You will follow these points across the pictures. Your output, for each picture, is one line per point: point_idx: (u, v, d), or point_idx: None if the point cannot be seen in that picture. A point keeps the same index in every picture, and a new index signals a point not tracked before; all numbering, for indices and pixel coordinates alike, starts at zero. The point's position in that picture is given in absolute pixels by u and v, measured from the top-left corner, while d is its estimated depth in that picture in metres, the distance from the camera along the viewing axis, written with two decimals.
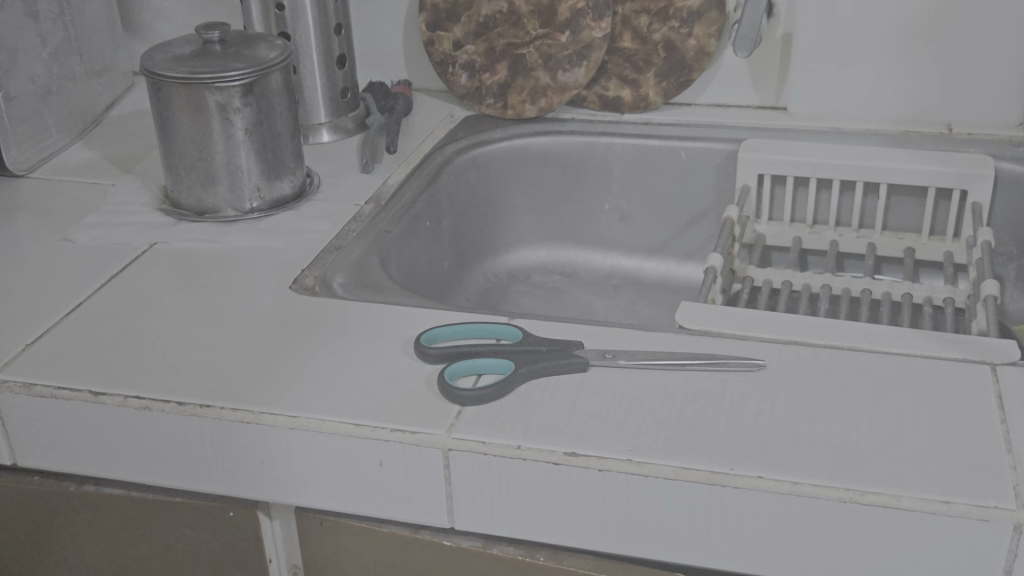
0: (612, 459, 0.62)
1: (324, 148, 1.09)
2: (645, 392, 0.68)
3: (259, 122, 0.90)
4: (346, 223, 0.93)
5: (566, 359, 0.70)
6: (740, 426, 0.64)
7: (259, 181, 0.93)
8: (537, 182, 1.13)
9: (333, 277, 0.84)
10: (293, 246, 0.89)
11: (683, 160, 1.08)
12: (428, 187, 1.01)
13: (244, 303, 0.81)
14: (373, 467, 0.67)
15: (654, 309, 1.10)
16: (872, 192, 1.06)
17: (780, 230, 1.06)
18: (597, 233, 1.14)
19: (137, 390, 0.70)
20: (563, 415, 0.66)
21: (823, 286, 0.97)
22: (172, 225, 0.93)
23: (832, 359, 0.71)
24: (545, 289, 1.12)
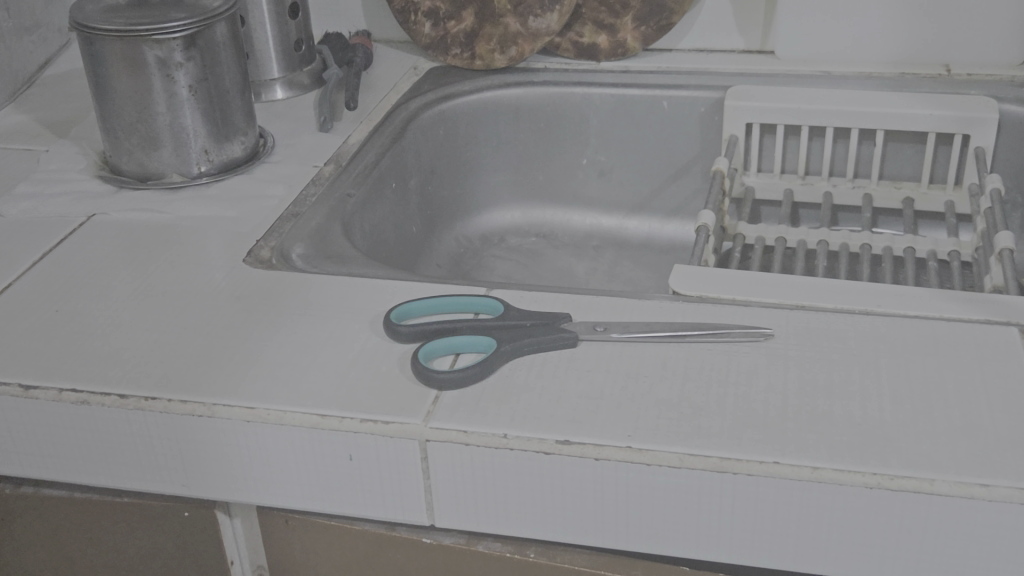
0: (611, 446, 0.56)
1: (279, 106, 1.00)
2: (642, 368, 0.61)
3: (204, 77, 0.82)
4: (304, 187, 0.85)
5: (553, 333, 0.63)
6: (750, 405, 0.58)
7: (207, 143, 0.85)
8: (510, 138, 1.05)
9: (290, 247, 0.77)
10: (247, 214, 0.81)
11: (666, 110, 1.01)
12: (393, 146, 0.94)
13: (193, 279, 0.73)
14: (342, 461, 0.60)
15: (638, 270, 1.03)
16: (868, 139, 0.99)
17: (770, 182, 0.99)
18: (575, 191, 1.07)
19: (73, 381, 0.63)
20: (553, 397, 0.59)
21: (821, 242, 0.91)
22: (112, 194, 0.85)
23: (845, 324, 0.64)
24: (521, 252, 1.05)
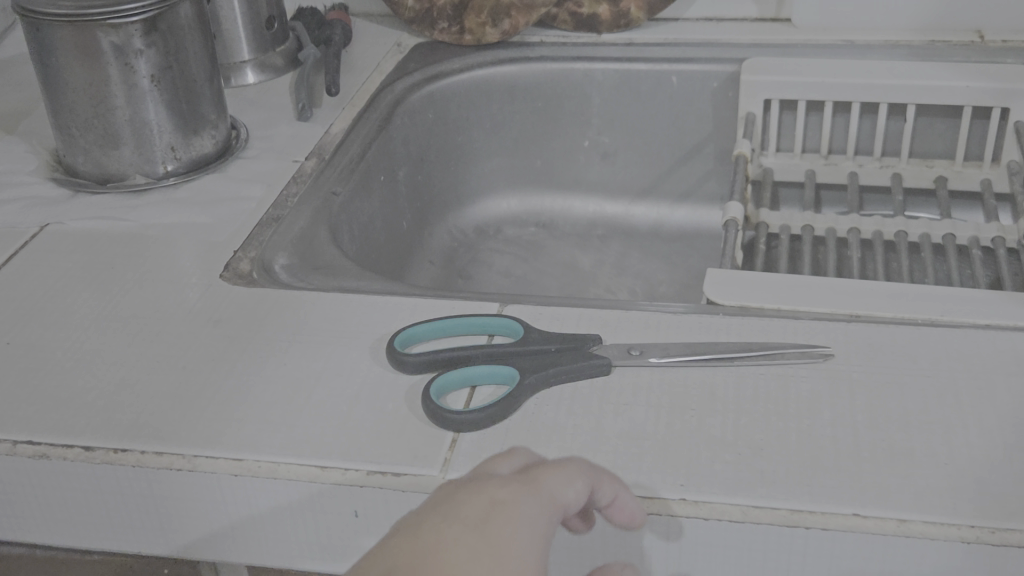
0: (662, 499, 0.48)
1: (251, 92, 0.91)
2: (688, 398, 0.53)
3: (168, 65, 0.73)
4: (284, 187, 0.76)
5: (585, 359, 0.55)
6: (816, 442, 0.50)
7: (173, 140, 0.76)
8: (505, 119, 0.97)
9: (273, 259, 0.68)
10: (221, 220, 0.72)
11: (675, 86, 0.92)
12: (380, 135, 0.85)
13: (165, 300, 0.64)
14: (346, 518, 0.52)
15: (647, 261, 0.95)
16: (896, 114, 0.91)
17: (790, 163, 0.91)
18: (576, 176, 0.99)
19: (30, 432, 0.54)
20: (588, 438, 0.51)
21: (852, 230, 0.83)
22: (67, 199, 0.75)
23: (910, 338, 0.57)
24: (521, 245, 0.97)
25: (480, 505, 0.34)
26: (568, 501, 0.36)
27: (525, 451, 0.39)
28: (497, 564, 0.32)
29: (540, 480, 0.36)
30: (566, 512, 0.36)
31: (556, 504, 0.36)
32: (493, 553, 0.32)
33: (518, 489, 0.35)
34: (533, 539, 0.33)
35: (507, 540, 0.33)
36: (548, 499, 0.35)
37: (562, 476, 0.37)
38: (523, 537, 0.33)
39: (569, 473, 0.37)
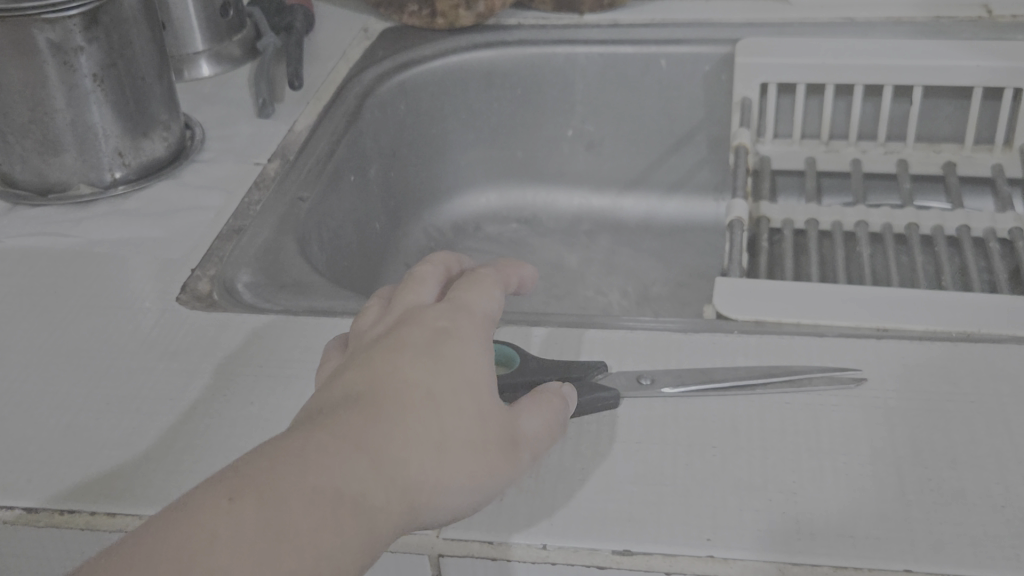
0: (686, 555, 0.42)
1: (207, 87, 0.84)
2: (707, 433, 0.48)
3: (112, 63, 0.66)
4: (246, 192, 0.70)
5: (590, 390, 0.49)
6: (857, 483, 0.44)
7: (121, 144, 0.69)
8: (482, 109, 0.90)
9: (235, 276, 0.62)
10: (177, 233, 0.66)
11: (663, 70, 0.86)
12: (349, 130, 0.78)
13: (115, 329, 0.57)
14: None
15: (638, 257, 0.89)
16: (900, 96, 0.85)
17: (789, 151, 0.85)
18: (559, 167, 0.93)
19: None
20: (597, 484, 0.46)
21: (859, 224, 0.78)
22: (5, 213, 0.68)
23: (949, 356, 0.51)
24: (503, 243, 0.91)
25: (430, 327, 0.40)
26: (492, 311, 0.43)
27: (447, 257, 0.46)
28: (455, 376, 0.38)
29: (468, 304, 0.42)
30: (490, 317, 0.43)
31: (483, 321, 0.42)
32: (450, 367, 0.39)
33: (459, 315, 0.41)
34: (469, 365, 0.39)
35: (458, 356, 0.39)
36: (477, 319, 0.42)
37: (482, 292, 0.43)
38: (470, 353, 0.39)
39: (484, 286, 0.43)
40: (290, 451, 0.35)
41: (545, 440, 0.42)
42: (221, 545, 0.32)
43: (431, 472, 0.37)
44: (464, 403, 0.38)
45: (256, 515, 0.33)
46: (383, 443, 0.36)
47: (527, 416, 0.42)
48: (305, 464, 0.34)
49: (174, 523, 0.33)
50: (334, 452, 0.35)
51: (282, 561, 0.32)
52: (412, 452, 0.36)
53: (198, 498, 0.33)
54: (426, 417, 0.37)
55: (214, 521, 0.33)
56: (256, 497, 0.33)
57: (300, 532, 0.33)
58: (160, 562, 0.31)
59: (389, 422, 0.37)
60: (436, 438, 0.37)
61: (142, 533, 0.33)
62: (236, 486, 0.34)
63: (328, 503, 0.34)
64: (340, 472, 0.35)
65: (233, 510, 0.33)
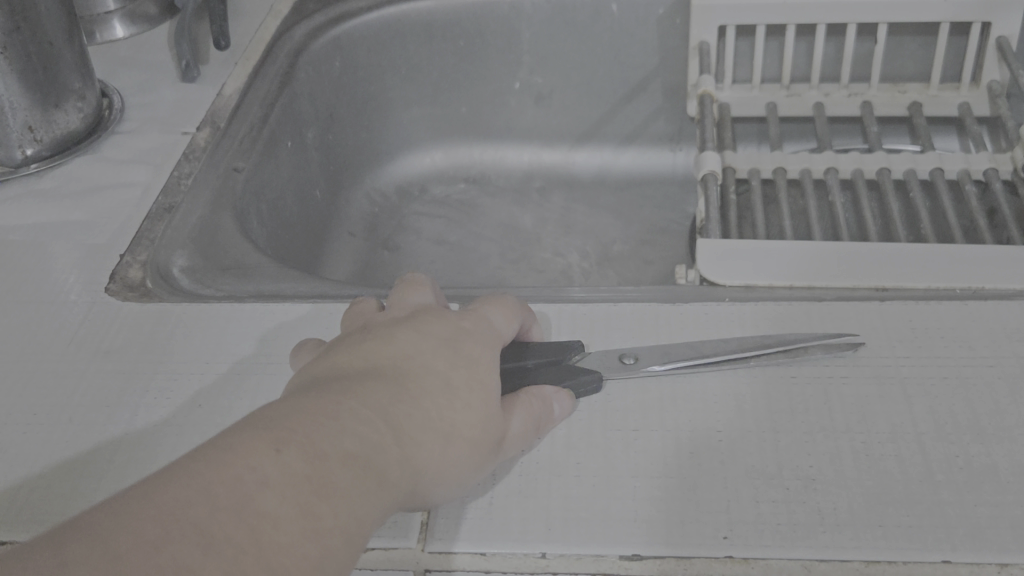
0: (703, 556, 0.38)
1: (122, 49, 0.77)
2: (711, 417, 0.44)
3: (15, 27, 0.58)
4: (176, 165, 0.63)
5: (568, 377, 0.45)
6: (878, 465, 0.41)
7: (31, 118, 0.62)
8: (423, 63, 0.84)
9: (169, 259, 0.56)
10: (100, 215, 0.59)
11: (615, 15, 0.81)
12: (283, 92, 0.71)
13: (38, 326, 0.51)
14: None
15: (595, 213, 0.84)
16: (862, 35, 0.81)
17: (749, 96, 0.81)
18: (506, 122, 0.88)
19: None
20: (596, 479, 0.41)
21: (830, 170, 0.74)
22: None
23: (958, 317, 0.48)
24: (451, 204, 0.86)
25: (446, 326, 0.41)
26: (508, 332, 0.44)
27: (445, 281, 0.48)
28: (469, 373, 0.39)
29: (486, 314, 0.44)
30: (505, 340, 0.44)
31: (499, 333, 0.43)
32: (465, 363, 0.40)
33: (474, 320, 0.43)
34: (489, 369, 0.40)
35: (472, 356, 0.40)
36: (493, 330, 0.43)
37: (502, 310, 0.45)
38: (484, 356, 0.41)
39: (510, 309, 0.45)
40: (321, 412, 0.35)
41: (528, 439, 0.41)
42: (273, 491, 0.31)
43: (438, 458, 0.37)
44: (476, 401, 0.39)
45: (304, 465, 0.32)
46: (403, 423, 0.36)
47: (515, 414, 0.41)
48: (342, 425, 0.34)
49: (219, 458, 0.32)
50: (363, 419, 0.35)
51: (324, 513, 0.32)
52: (427, 435, 0.37)
53: (239, 440, 0.33)
54: (442, 407, 0.38)
55: (263, 466, 0.32)
56: (301, 448, 0.33)
57: (340, 487, 0.33)
58: (215, 493, 0.30)
59: (409, 403, 0.37)
60: (448, 425, 0.38)
61: (186, 465, 0.31)
62: (279, 436, 0.33)
63: (363, 465, 0.34)
64: (372, 441, 0.35)
65: (280, 458, 0.32)
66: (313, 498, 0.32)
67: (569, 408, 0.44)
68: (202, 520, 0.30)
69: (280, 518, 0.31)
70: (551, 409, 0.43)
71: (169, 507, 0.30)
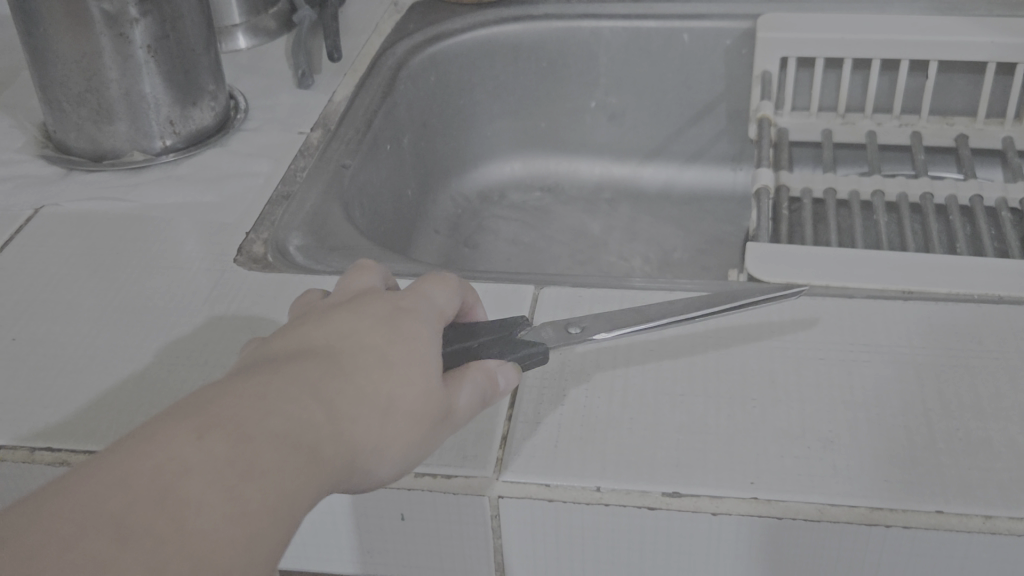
0: (733, 497, 0.46)
1: (245, 58, 0.87)
2: (749, 388, 0.51)
3: (165, 34, 0.68)
4: (292, 160, 0.73)
5: (514, 350, 0.44)
6: (888, 432, 0.48)
7: (172, 113, 0.71)
8: (508, 81, 0.93)
9: (287, 239, 0.64)
10: (229, 199, 0.69)
11: (686, 44, 0.89)
12: (385, 101, 0.80)
13: (177, 287, 0.60)
14: (394, 521, 0.49)
15: (658, 225, 0.92)
16: (915, 71, 0.88)
17: (806, 123, 0.88)
18: (582, 137, 0.96)
19: (48, 438, 0.50)
20: (645, 433, 0.49)
21: (877, 192, 0.81)
22: (61, 178, 0.71)
23: (972, 317, 0.54)
24: (526, 210, 0.94)
25: (384, 306, 0.39)
26: (450, 305, 0.42)
27: (377, 263, 0.46)
28: (408, 348, 0.38)
29: (423, 289, 0.42)
30: (447, 316, 0.42)
31: (441, 310, 0.42)
32: (405, 337, 0.38)
33: (411, 300, 0.41)
34: (432, 341, 0.39)
35: (413, 330, 0.38)
36: (434, 307, 0.41)
37: (441, 286, 0.42)
38: (425, 329, 0.39)
39: (450, 285, 0.43)
40: (247, 393, 0.33)
41: (472, 411, 0.40)
42: (194, 478, 0.29)
43: (376, 433, 0.35)
44: (418, 373, 0.37)
45: (228, 449, 0.30)
46: (339, 398, 0.35)
47: (459, 388, 0.40)
48: (269, 406, 0.32)
49: (136, 450, 0.29)
50: (292, 397, 0.33)
51: (251, 496, 0.30)
52: (364, 410, 0.35)
53: (156, 429, 0.30)
54: (379, 380, 0.36)
55: (183, 454, 0.30)
56: (222, 432, 0.31)
57: (271, 468, 0.31)
58: (132, 485, 0.28)
59: (343, 379, 0.35)
60: (388, 397, 0.36)
61: (101, 458, 0.29)
62: (201, 421, 0.31)
63: (294, 443, 0.32)
64: (302, 418, 0.33)
65: (202, 443, 0.30)
66: (239, 480, 0.30)
67: (515, 378, 0.43)
68: (116, 517, 0.27)
69: (204, 506, 0.29)
70: (495, 381, 0.42)
71: (78, 505, 0.28)
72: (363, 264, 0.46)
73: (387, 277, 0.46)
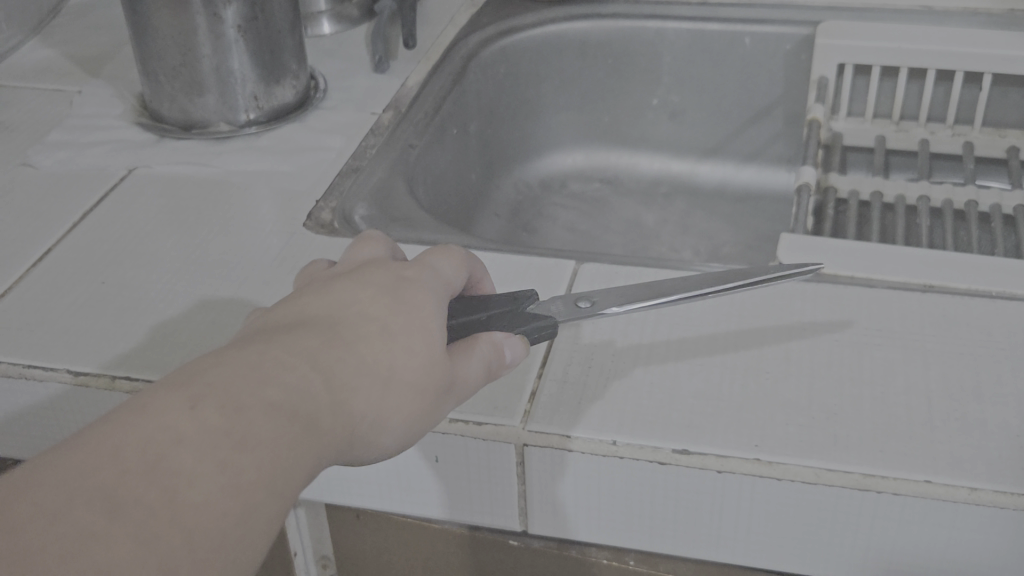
0: (737, 457, 0.50)
1: (328, 43, 0.93)
2: (764, 362, 0.55)
3: (254, 16, 0.74)
4: (363, 138, 0.78)
5: (521, 323, 0.47)
6: (889, 408, 0.52)
7: (256, 89, 0.78)
8: (574, 76, 0.97)
9: (353, 208, 0.70)
10: (303, 169, 0.74)
11: (747, 47, 0.92)
12: (455, 88, 0.86)
13: (250, 246, 0.66)
14: (428, 462, 0.54)
15: (711, 221, 0.96)
16: (971, 82, 0.91)
17: (861, 128, 0.91)
18: (643, 133, 1.00)
19: (127, 368, 0.56)
20: (663, 397, 0.53)
21: (922, 198, 0.84)
22: (154, 143, 0.78)
23: (986, 311, 0.58)
24: (585, 200, 0.98)
25: (388, 275, 0.43)
26: (456, 278, 0.45)
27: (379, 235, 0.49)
28: (408, 319, 0.41)
29: (427, 259, 0.45)
30: (453, 287, 0.45)
31: (447, 280, 0.44)
32: (406, 310, 0.41)
33: (418, 269, 0.44)
34: (435, 314, 0.42)
35: (415, 302, 0.41)
36: (438, 277, 0.44)
37: (447, 260, 0.45)
38: (427, 301, 0.42)
39: (454, 258, 0.46)
40: (242, 364, 0.35)
41: (478, 382, 0.43)
42: (188, 448, 0.32)
43: (377, 402, 0.39)
44: (418, 345, 0.40)
45: (222, 420, 0.33)
46: (336, 371, 0.38)
47: (461, 355, 0.43)
48: (265, 377, 0.35)
49: (131, 422, 0.32)
50: (287, 369, 0.36)
51: (245, 465, 0.33)
52: (363, 380, 0.38)
53: (152, 401, 0.33)
54: (377, 353, 0.39)
55: (178, 424, 0.32)
56: (215, 403, 0.33)
57: (263, 439, 0.34)
58: (125, 458, 0.31)
59: (340, 352, 0.38)
60: (388, 369, 0.39)
61: (97, 430, 0.32)
62: (195, 393, 0.34)
63: (287, 414, 0.35)
64: (297, 390, 0.36)
65: (195, 415, 0.33)
66: (232, 451, 0.33)
67: (522, 353, 0.45)
68: (110, 485, 0.30)
69: (196, 476, 0.31)
70: (502, 354, 0.44)
71: (71, 474, 0.30)
72: (368, 234, 0.48)
73: (391, 249, 0.48)
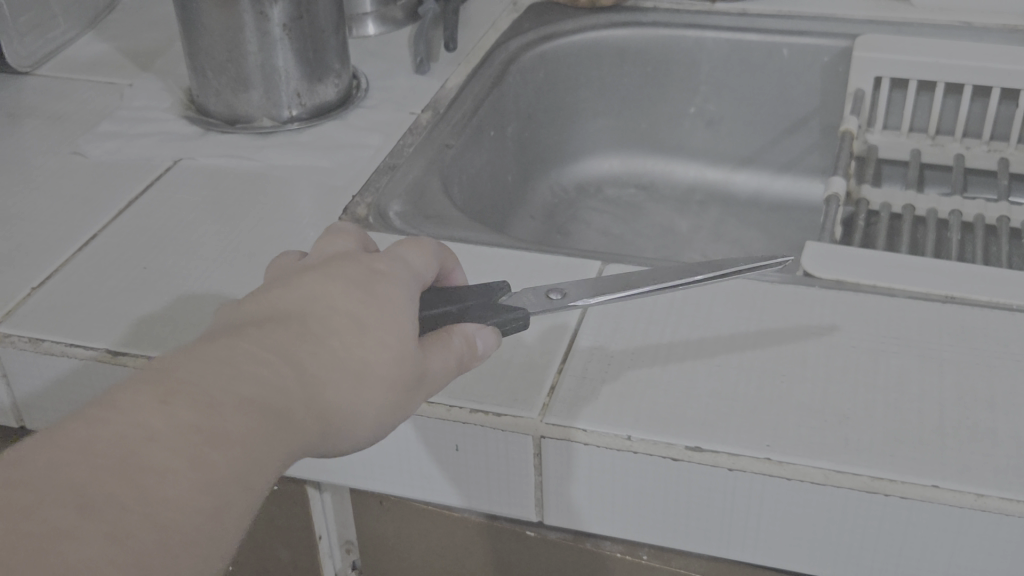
0: (749, 457, 0.51)
1: (372, 44, 0.95)
2: (782, 365, 0.56)
3: (300, 15, 0.76)
4: (401, 137, 0.80)
5: (494, 314, 0.48)
6: (901, 414, 0.52)
7: (299, 87, 0.80)
8: (611, 83, 0.99)
9: (388, 205, 0.71)
10: (342, 165, 0.76)
11: (785, 58, 0.93)
12: (493, 91, 0.87)
13: (287, 237, 0.68)
14: (449, 451, 0.56)
15: (743, 230, 0.97)
16: (1008, 98, 0.91)
17: (896, 141, 0.91)
18: (679, 140, 1.01)
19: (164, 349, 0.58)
20: (680, 396, 0.54)
21: (954, 212, 0.84)
22: (199, 136, 0.80)
23: (1005, 323, 0.58)
24: (619, 205, 1.00)
25: (360, 268, 0.44)
26: (424, 268, 0.47)
27: (349, 227, 0.50)
28: (380, 311, 0.42)
29: (395, 250, 0.46)
30: (423, 278, 0.46)
31: (414, 270, 0.46)
32: (379, 303, 0.42)
33: (388, 262, 0.45)
34: (405, 305, 0.43)
35: (386, 294, 0.43)
36: (405, 267, 0.45)
37: (419, 252, 0.47)
38: (397, 294, 0.43)
39: (426, 250, 0.47)
40: (212, 359, 0.37)
41: (449, 374, 0.45)
42: (159, 444, 0.33)
43: (348, 394, 0.40)
44: (390, 338, 0.42)
45: (193, 415, 0.34)
46: (307, 364, 0.39)
47: (429, 348, 0.44)
48: (235, 372, 0.36)
49: (102, 417, 0.33)
50: (257, 363, 0.37)
51: (216, 458, 0.34)
52: (334, 374, 0.40)
53: (123, 396, 0.34)
54: (348, 345, 0.40)
55: (149, 420, 0.33)
56: (185, 398, 0.35)
57: (234, 433, 0.35)
58: (98, 454, 0.32)
59: (311, 346, 0.39)
60: (358, 362, 0.40)
61: (69, 425, 0.33)
62: (165, 388, 0.35)
63: (257, 408, 0.36)
64: (267, 384, 0.37)
65: (165, 410, 0.34)
66: (203, 445, 0.34)
67: (493, 344, 0.47)
68: (83, 481, 0.31)
69: (168, 471, 0.33)
70: (473, 345, 0.46)
71: (44, 468, 0.31)
72: (338, 228, 0.50)
73: (364, 241, 0.50)
